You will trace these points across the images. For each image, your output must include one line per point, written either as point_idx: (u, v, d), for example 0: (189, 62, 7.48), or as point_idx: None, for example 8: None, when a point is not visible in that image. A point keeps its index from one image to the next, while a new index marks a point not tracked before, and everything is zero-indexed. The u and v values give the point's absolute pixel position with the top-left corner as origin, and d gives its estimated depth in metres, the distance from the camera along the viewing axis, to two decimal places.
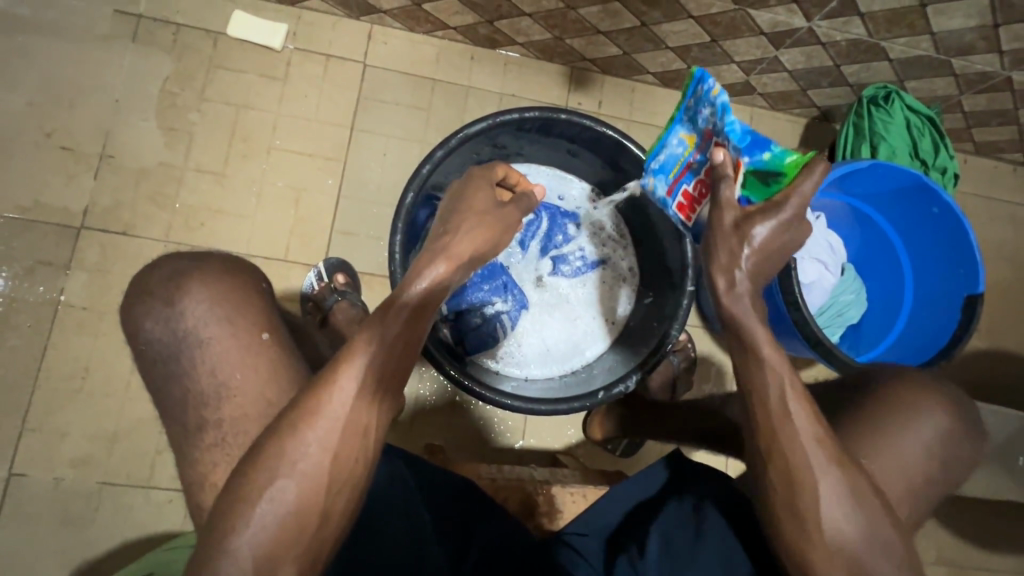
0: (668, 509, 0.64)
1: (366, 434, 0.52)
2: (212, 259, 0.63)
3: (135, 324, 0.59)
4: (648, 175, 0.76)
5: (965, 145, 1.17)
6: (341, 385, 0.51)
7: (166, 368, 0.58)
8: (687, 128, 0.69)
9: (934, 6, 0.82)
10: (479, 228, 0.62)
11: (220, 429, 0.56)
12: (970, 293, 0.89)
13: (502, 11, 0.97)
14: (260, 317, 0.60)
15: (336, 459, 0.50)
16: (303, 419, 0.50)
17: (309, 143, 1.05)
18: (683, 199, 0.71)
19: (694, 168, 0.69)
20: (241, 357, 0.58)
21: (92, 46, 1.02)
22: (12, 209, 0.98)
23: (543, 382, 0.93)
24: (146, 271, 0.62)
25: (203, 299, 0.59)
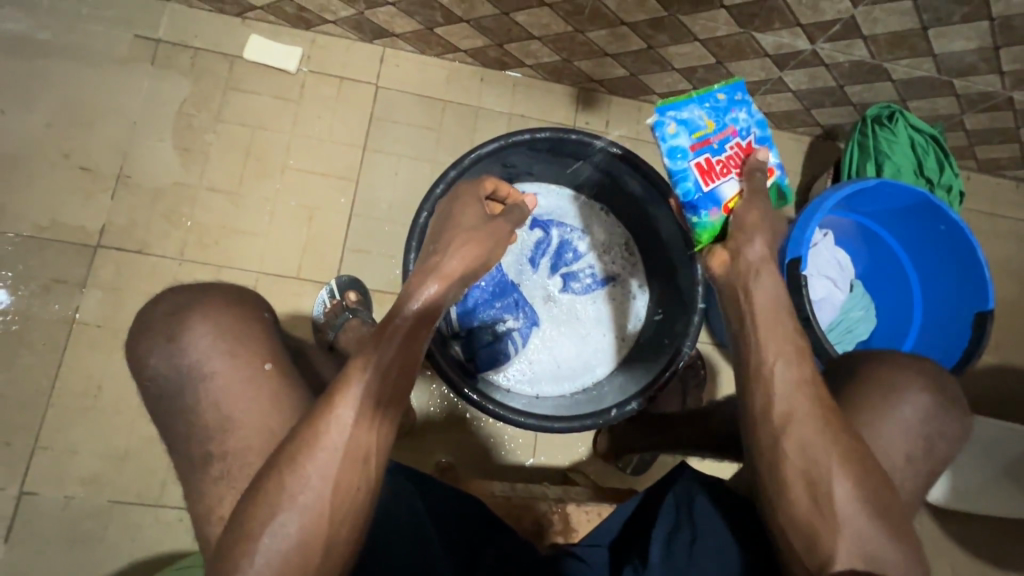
0: (668, 500, 0.64)
1: (366, 461, 0.51)
2: (216, 291, 0.64)
3: (139, 361, 0.60)
4: (663, 121, 0.74)
5: (968, 163, 1.19)
6: (339, 414, 0.51)
7: (175, 402, 0.58)
8: (713, 112, 0.74)
9: (936, 29, 0.84)
10: (473, 245, 0.63)
11: (225, 461, 0.56)
12: (979, 310, 0.89)
13: (512, 34, 1.00)
14: (263, 347, 0.61)
15: (336, 487, 0.49)
16: (302, 449, 0.50)
17: (322, 162, 1.07)
18: (703, 164, 0.72)
19: (715, 147, 0.73)
20: (245, 389, 0.58)
21: (111, 69, 1.05)
22: (29, 228, 0.99)
23: (555, 399, 0.93)
24: (148, 307, 0.63)
25: (207, 333, 0.59)
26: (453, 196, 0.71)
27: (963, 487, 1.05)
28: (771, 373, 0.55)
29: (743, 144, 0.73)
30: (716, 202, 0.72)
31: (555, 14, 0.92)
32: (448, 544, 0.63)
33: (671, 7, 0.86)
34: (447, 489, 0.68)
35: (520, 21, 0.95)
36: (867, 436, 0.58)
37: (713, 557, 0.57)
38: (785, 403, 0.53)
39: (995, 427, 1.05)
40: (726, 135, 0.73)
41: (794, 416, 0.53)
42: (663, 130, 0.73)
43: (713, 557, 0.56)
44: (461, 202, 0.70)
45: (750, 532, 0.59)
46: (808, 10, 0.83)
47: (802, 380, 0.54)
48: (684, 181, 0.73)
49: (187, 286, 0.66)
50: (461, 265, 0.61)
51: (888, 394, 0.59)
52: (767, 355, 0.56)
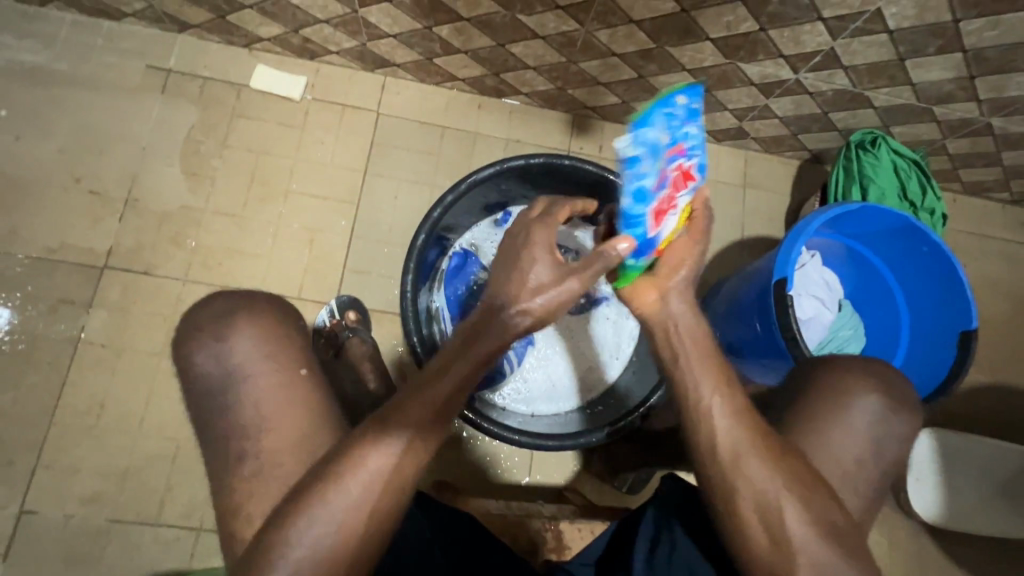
0: (643, 520, 0.65)
1: (401, 490, 0.52)
2: (261, 301, 0.66)
3: (187, 357, 0.62)
4: (636, 150, 0.57)
5: (953, 185, 1.22)
6: (387, 443, 0.52)
7: (215, 400, 0.60)
8: (661, 129, 0.57)
9: (912, 60, 0.88)
10: (544, 303, 0.54)
11: (258, 459, 0.57)
12: (963, 330, 0.91)
13: (508, 64, 1.04)
14: (299, 354, 0.63)
15: (373, 510, 0.51)
16: (348, 472, 0.51)
17: (324, 186, 1.10)
18: (664, 204, 0.58)
19: (666, 176, 0.58)
20: (281, 391, 0.60)
21: (123, 97, 1.09)
22: (39, 250, 1.02)
23: (550, 419, 0.96)
24: (195, 310, 0.65)
25: (253, 337, 0.62)
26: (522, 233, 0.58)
27: (950, 504, 1.05)
28: (710, 405, 0.55)
29: (684, 166, 0.59)
30: (652, 246, 0.60)
31: (548, 45, 0.96)
32: (452, 560, 0.64)
33: (659, 39, 0.90)
34: (448, 509, 0.70)
35: (516, 52, 1.00)
36: (854, 452, 0.59)
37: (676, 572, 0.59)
38: (733, 431, 0.54)
39: (977, 444, 1.08)
40: (674, 155, 0.58)
41: (741, 449, 0.54)
42: (635, 167, 0.57)
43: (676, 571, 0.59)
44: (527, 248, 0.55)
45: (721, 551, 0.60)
46: (790, 42, 0.87)
47: (740, 409, 0.55)
48: (635, 227, 0.58)
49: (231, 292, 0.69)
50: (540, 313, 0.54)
51: (876, 411, 0.61)
52: (706, 388, 0.56)
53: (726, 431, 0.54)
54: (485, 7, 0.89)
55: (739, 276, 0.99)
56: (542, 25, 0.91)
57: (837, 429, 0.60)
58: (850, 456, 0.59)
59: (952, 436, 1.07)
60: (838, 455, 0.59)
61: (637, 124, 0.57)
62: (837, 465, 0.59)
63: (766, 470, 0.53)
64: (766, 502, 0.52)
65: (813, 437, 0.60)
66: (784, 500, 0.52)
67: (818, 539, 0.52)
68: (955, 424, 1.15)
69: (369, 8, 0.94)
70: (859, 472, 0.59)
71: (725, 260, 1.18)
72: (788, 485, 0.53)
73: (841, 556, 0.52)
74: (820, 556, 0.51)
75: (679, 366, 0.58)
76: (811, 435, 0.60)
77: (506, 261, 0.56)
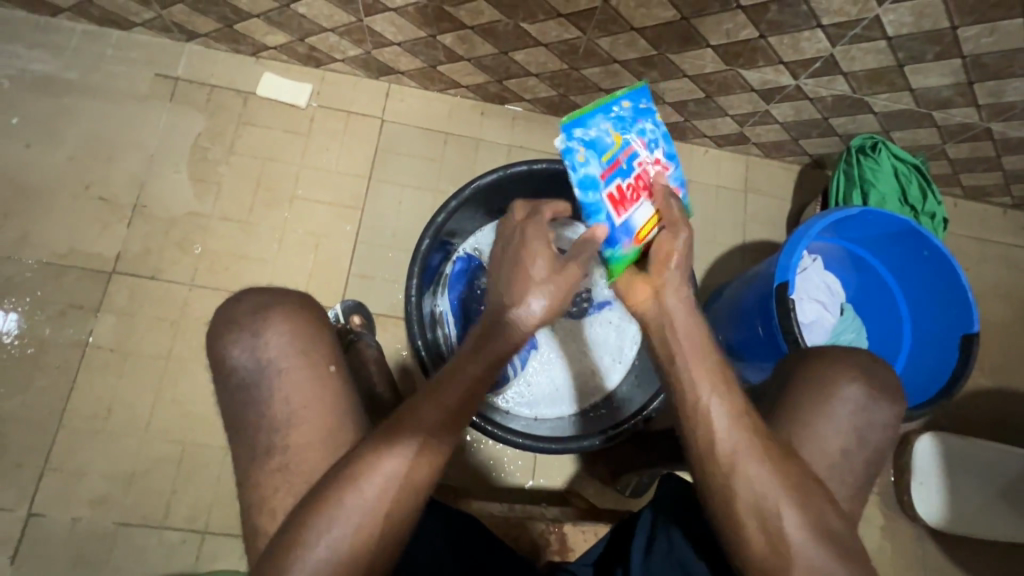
0: (644, 514, 0.66)
1: (416, 493, 0.53)
2: (297, 299, 0.66)
3: (221, 351, 0.62)
4: (570, 144, 0.67)
5: (954, 190, 1.23)
6: (402, 445, 0.53)
7: (246, 394, 0.60)
8: (613, 125, 0.68)
9: (911, 66, 0.89)
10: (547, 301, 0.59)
11: (287, 454, 0.58)
12: (965, 333, 0.91)
13: (511, 71, 1.05)
14: (329, 351, 0.64)
15: (388, 514, 0.52)
16: (362, 475, 0.52)
17: (330, 192, 1.11)
18: (617, 191, 0.67)
19: (623, 165, 0.68)
20: (313, 389, 0.60)
21: (132, 105, 1.10)
22: (49, 255, 1.03)
23: (554, 422, 0.97)
24: (230, 302, 0.65)
25: (287, 332, 0.62)
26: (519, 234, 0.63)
27: (958, 508, 1.06)
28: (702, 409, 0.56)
29: (650, 159, 0.70)
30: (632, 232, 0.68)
31: (551, 53, 0.98)
32: (459, 557, 0.65)
33: (660, 47, 0.92)
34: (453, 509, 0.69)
35: (518, 59, 1.01)
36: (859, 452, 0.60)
37: (667, 569, 0.59)
38: (736, 430, 0.55)
39: (986, 448, 1.08)
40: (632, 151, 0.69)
41: (738, 453, 0.54)
42: (573, 159, 0.67)
43: (666, 567, 0.59)
44: (529, 246, 0.62)
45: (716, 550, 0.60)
46: (789, 49, 0.88)
47: (740, 408, 0.56)
48: (596, 215, 0.68)
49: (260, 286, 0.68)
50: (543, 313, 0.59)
51: (879, 412, 0.62)
52: (698, 392, 0.57)
53: (725, 432, 0.55)
54: (489, 15, 0.91)
55: (739, 280, 1.00)
56: (544, 33, 0.93)
57: (842, 429, 0.61)
58: (856, 456, 0.60)
59: (951, 439, 1.07)
60: (843, 454, 0.60)
61: (569, 125, 0.67)
62: (843, 465, 0.59)
63: (775, 468, 0.53)
64: (775, 501, 0.53)
65: (819, 437, 0.60)
66: (794, 498, 0.53)
67: (826, 537, 0.52)
68: (958, 427, 1.15)
69: (374, 17, 0.96)
70: (863, 471, 0.60)
71: (727, 264, 1.19)
72: (797, 482, 0.53)
73: (847, 554, 0.52)
74: (829, 553, 0.52)
75: (675, 363, 0.58)
76: (816, 436, 0.60)
77: (510, 264, 0.62)
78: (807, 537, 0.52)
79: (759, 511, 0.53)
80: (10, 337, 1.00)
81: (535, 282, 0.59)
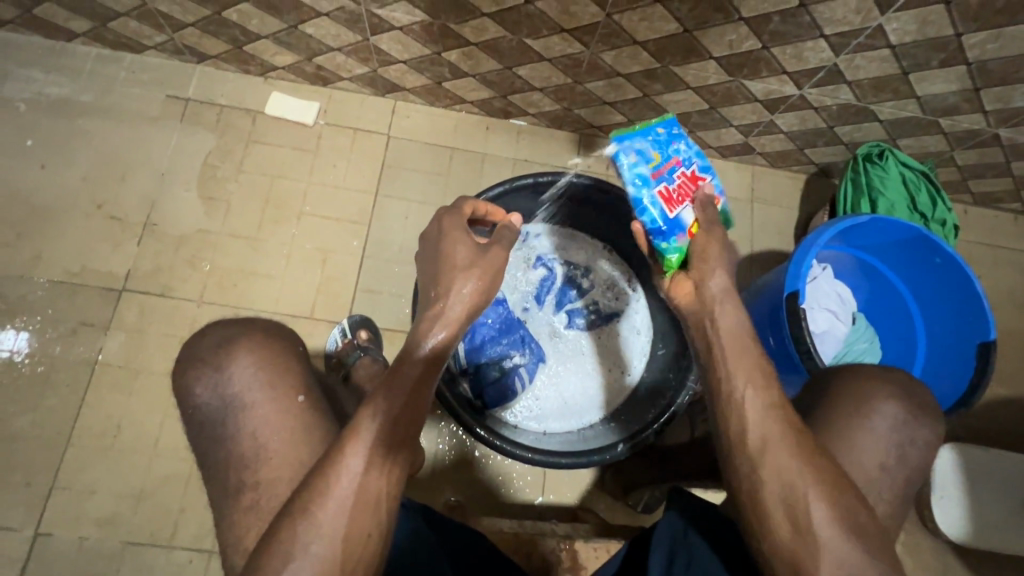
0: (661, 525, 0.64)
1: (376, 508, 0.52)
2: (261, 330, 0.67)
3: (186, 389, 0.63)
4: (621, 153, 0.73)
5: (963, 196, 1.22)
6: (350, 464, 0.52)
7: (221, 427, 0.61)
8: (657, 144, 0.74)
9: (916, 74, 0.89)
10: (475, 283, 0.60)
11: (256, 491, 0.57)
12: (982, 340, 0.90)
13: (515, 86, 1.06)
14: (297, 380, 0.64)
15: (347, 536, 0.50)
16: (314, 498, 0.51)
17: (337, 208, 1.12)
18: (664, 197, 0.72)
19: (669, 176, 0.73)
20: (280, 419, 0.60)
21: (143, 126, 1.12)
22: (60, 274, 1.04)
23: (563, 435, 0.95)
24: (195, 339, 0.66)
25: (248, 365, 0.63)
26: (438, 232, 0.65)
27: (984, 522, 1.02)
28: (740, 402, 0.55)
29: (688, 173, 0.74)
30: (682, 227, 0.71)
31: (555, 67, 0.98)
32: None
33: (664, 59, 0.92)
34: (460, 527, 0.69)
35: (522, 74, 1.02)
36: (877, 462, 0.59)
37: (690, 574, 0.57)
38: (759, 431, 0.53)
39: (1010, 461, 1.05)
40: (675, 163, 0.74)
41: (767, 454, 0.53)
42: (625, 162, 0.73)
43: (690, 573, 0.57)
44: (452, 242, 0.63)
45: (739, 558, 0.59)
46: (793, 59, 0.88)
47: (767, 409, 0.54)
48: (649, 209, 0.71)
49: (229, 319, 0.70)
50: (473, 296, 0.60)
51: (898, 426, 0.60)
52: (738, 381, 0.56)
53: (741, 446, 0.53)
54: (493, 31, 0.92)
55: (749, 291, 0.99)
56: (548, 48, 0.93)
57: (860, 440, 0.59)
58: (873, 466, 0.59)
59: (969, 450, 1.05)
60: (860, 465, 0.58)
61: (618, 138, 0.74)
62: (861, 474, 0.58)
63: (796, 483, 0.51)
64: (796, 519, 0.51)
65: (834, 447, 0.59)
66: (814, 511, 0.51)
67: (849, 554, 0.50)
68: (977, 437, 1.13)
69: (381, 36, 0.97)
70: (881, 481, 0.59)
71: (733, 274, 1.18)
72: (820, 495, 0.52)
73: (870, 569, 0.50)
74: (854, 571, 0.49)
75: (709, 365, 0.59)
76: (833, 445, 0.59)
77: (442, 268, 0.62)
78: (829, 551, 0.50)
79: (779, 526, 0.51)
80: (21, 355, 1.01)
81: (462, 273, 0.61)
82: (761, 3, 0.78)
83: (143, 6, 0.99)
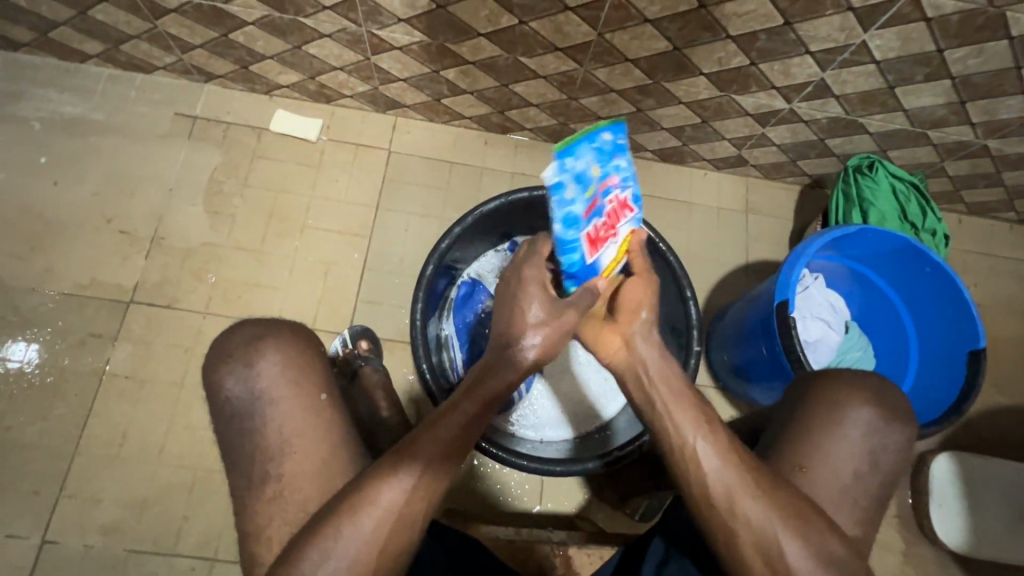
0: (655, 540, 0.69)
1: (412, 524, 0.54)
2: (287, 329, 0.69)
3: (217, 383, 0.64)
4: (559, 178, 0.59)
5: (958, 206, 1.23)
6: (399, 480, 0.53)
7: (232, 429, 0.63)
8: (597, 157, 0.59)
9: (902, 88, 0.91)
10: (546, 338, 0.59)
11: (280, 483, 0.59)
12: (972, 348, 0.91)
13: (512, 102, 1.09)
14: (321, 379, 0.66)
15: (383, 547, 0.52)
16: (357, 505, 0.53)
17: (339, 221, 1.15)
18: (594, 232, 0.61)
19: (601, 204, 0.60)
20: (303, 416, 0.62)
21: (153, 144, 1.16)
22: (71, 286, 1.07)
23: (559, 445, 0.96)
24: (223, 337, 0.68)
25: (278, 361, 0.65)
26: (517, 283, 0.62)
27: (983, 530, 1.02)
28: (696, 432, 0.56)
29: (621, 196, 0.61)
30: (591, 270, 0.64)
31: (550, 84, 1.01)
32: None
33: (655, 76, 0.95)
34: (457, 534, 0.71)
35: (519, 91, 1.05)
36: (854, 469, 0.60)
37: None
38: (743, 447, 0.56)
39: (1007, 466, 1.05)
40: (613, 185, 0.60)
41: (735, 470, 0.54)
42: (561, 194, 0.59)
43: None
44: (524, 291, 0.61)
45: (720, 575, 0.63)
46: (781, 74, 0.91)
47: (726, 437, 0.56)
48: (571, 253, 0.62)
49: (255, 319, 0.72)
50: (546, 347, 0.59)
51: (880, 435, 0.62)
52: (688, 422, 0.56)
53: (714, 469, 0.54)
54: (489, 51, 0.95)
55: (743, 300, 1.00)
56: (543, 66, 0.96)
57: (842, 447, 0.61)
58: (851, 473, 0.60)
59: (969, 459, 1.05)
60: (842, 472, 0.60)
61: (561, 154, 0.58)
62: (840, 480, 0.60)
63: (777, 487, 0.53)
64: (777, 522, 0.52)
65: (812, 453, 0.61)
66: (792, 511, 0.53)
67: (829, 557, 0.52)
68: (975, 446, 1.13)
69: (381, 55, 1.01)
70: (860, 487, 0.60)
71: (729, 283, 1.20)
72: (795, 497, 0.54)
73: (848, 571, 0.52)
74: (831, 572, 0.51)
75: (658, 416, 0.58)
76: (811, 451, 0.60)
77: (508, 308, 0.61)
78: (808, 553, 0.52)
79: (761, 529, 0.53)
80: (31, 365, 1.03)
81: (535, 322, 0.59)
82: (748, 22, 0.81)
83: (153, 30, 1.03)
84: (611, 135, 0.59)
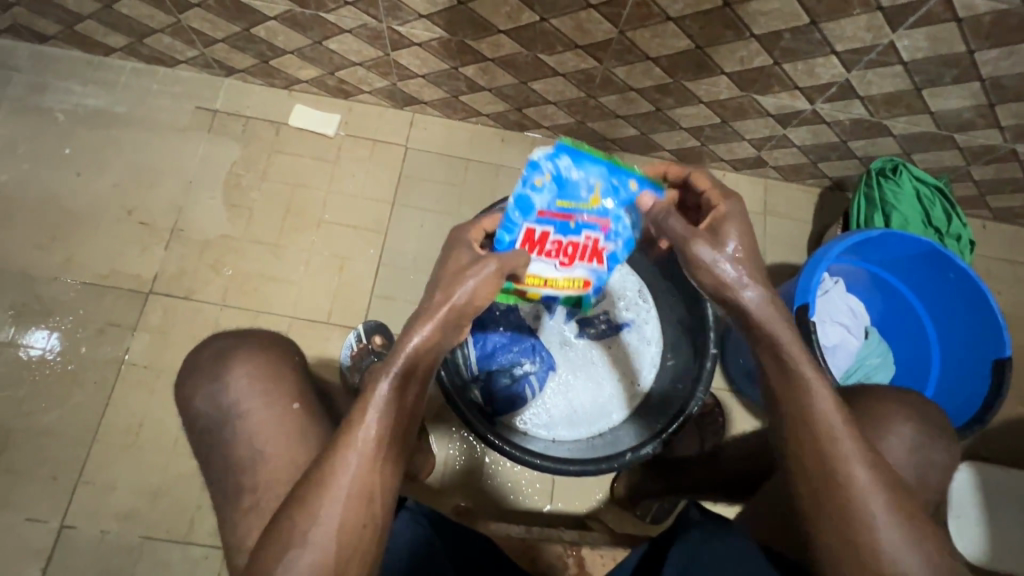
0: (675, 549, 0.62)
1: (371, 501, 0.53)
2: (262, 340, 0.70)
3: (188, 400, 0.66)
4: (546, 164, 0.71)
5: (982, 212, 1.20)
6: (346, 461, 0.52)
7: (243, 421, 0.63)
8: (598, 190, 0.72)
9: (929, 89, 0.89)
10: (473, 285, 0.58)
11: (256, 493, 0.60)
12: (997, 357, 0.89)
13: (530, 99, 1.09)
14: (293, 388, 0.66)
15: (341, 527, 0.51)
16: (313, 491, 0.52)
17: (354, 216, 1.15)
18: (538, 232, 0.73)
19: (567, 223, 0.73)
20: (276, 423, 0.63)
21: (173, 137, 1.17)
22: (92, 276, 1.09)
23: (572, 443, 0.93)
24: (193, 354, 0.70)
25: (245, 374, 0.66)
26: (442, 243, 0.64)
27: (1000, 543, 1.00)
28: None
29: (598, 243, 0.75)
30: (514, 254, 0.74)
31: (568, 82, 1.01)
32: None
33: (676, 75, 0.94)
34: (470, 534, 0.70)
35: (537, 88, 1.05)
36: None
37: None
38: None
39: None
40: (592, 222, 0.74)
41: None
42: (532, 174, 0.71)
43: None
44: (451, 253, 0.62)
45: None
46: (804, 74, 0.89)
47: None
48: (507, 231, 0.72)
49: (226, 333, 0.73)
50: (477, 292, 0.59)
51: (899, 442, 0.61)
52: None
53: None
54: (509, 47, 0.94)
55: None
56: (563, 63, 0.96)
57: None
58: None
59: (988, 468, 1.03)
60: None
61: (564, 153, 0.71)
62: None
63: None
64: None
65: None
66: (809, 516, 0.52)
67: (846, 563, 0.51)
68: (995, 456, 1.11)
69: (400, 51, 1.01)
70: None
71: None
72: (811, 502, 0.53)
73: None
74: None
75: None
76: None
77: (445, 271, 0.60)
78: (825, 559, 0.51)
79: None
80: (53, 353, 1.05)
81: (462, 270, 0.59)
82: (772, 21, 0.79)
83: (176, 23, 1.04)
84: (626, 186, 0.72)
